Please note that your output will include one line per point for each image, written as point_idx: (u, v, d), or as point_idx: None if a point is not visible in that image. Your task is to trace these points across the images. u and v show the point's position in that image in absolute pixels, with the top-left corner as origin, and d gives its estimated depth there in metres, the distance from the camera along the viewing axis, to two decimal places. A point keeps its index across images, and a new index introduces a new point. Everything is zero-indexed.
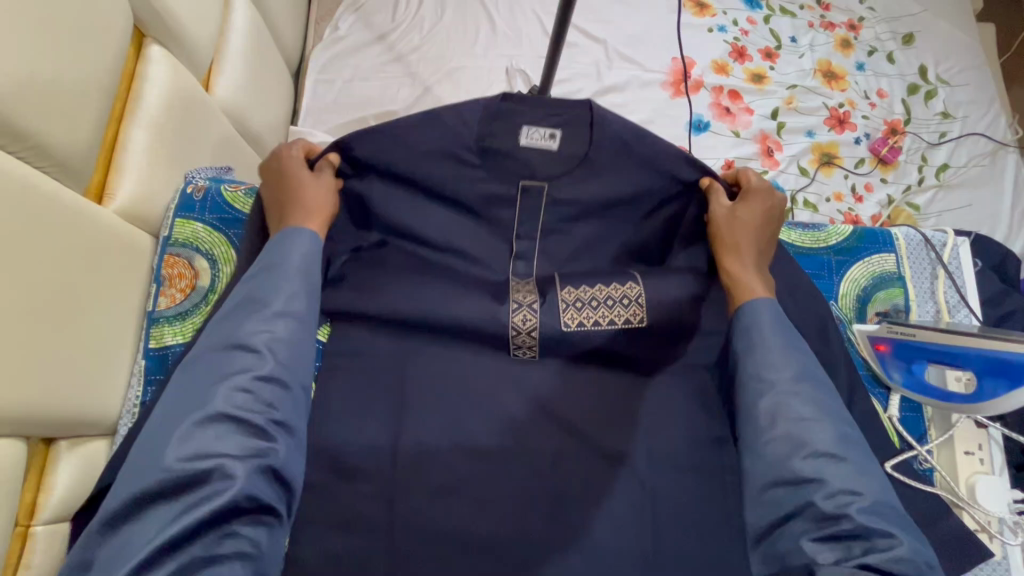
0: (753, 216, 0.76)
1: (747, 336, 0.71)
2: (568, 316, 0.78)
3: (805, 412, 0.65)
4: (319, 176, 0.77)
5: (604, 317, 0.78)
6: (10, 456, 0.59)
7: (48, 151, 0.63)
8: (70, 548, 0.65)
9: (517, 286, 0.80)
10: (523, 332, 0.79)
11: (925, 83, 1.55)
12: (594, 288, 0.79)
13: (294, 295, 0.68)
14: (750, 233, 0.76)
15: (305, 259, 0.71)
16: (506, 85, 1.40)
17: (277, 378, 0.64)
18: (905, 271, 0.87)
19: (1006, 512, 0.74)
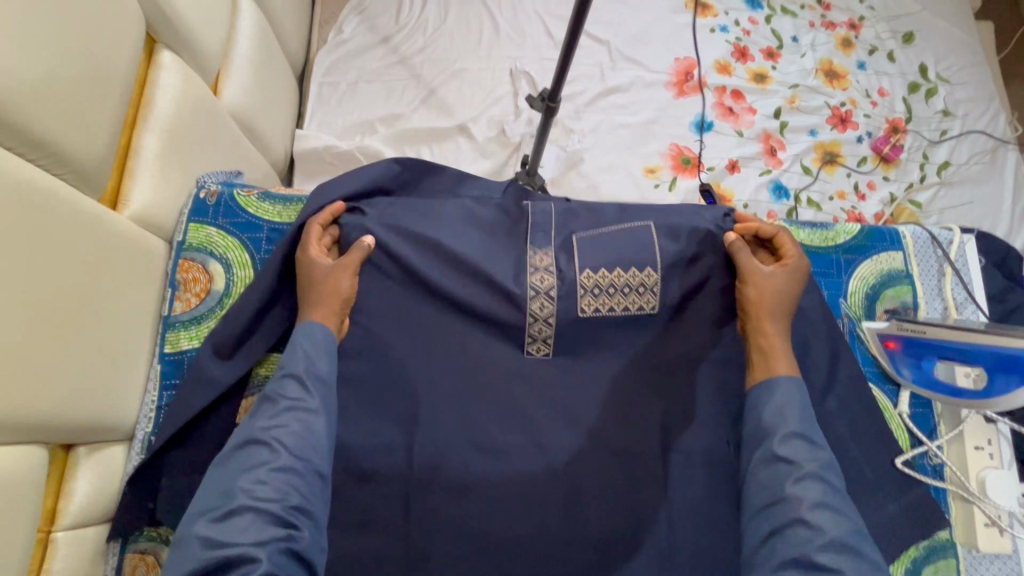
0: (785, 287, 0.78)
1: (780, 413, 0.72)
2: (583, 303, 0.80)
3: (816, 464, 0.68)
4: (337, 273, 0.78)
5: (619, 304, 0.80)
6: (32, 462, 0.59)
7: (66, 159, 0.63)
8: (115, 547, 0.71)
9: (534, 270, 0.81)
10: (539, 323, 0.80)
11: (925, 81, 1.56)
12: (613, 275, 0.80)
13: (312, 362, 0.72)
14: (780, 306, 0.78)
15: (313, 354, 0.72)
16: (510, 87, 1.41)
17: (291, 466, 0.65)
18: (912, 268, 0.88)
19: (1017, 506, 0.75)
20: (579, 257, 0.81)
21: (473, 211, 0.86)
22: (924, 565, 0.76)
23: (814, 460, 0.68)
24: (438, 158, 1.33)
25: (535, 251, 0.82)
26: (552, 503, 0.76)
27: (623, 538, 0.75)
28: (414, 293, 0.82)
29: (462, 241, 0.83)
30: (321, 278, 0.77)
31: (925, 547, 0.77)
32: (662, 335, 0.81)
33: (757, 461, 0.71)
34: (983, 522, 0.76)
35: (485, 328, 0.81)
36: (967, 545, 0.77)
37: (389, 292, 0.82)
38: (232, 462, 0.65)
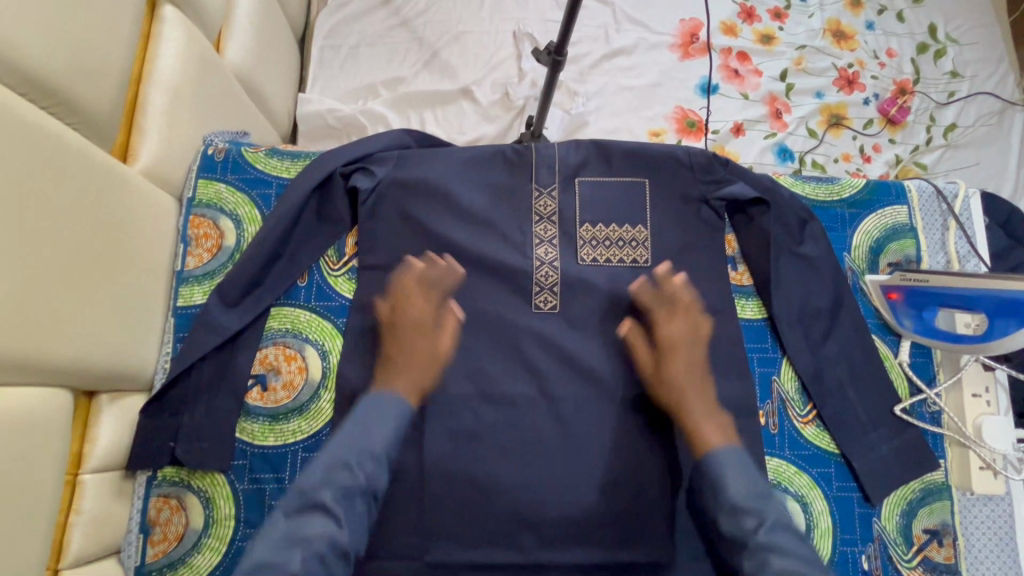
0: (685, 377, 0.74)
1: (716, 492, 0.66)
2: (583, 252, 0.83)
3: (757, 527, 0.61)
4: (438, 338, 0.75)
5: (615, 255, 0.83)
6: (55, 406, 0.61)
7: (76, 107, 0.63)
8: (144, 489, 0.73)
9: (539, 218, 0.84)
10: (545, 267, 0.82)
11: (934, 42, 1.54)
12: (610, 228, 0.84)
13: (384, 441, 0.68)
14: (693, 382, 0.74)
15: (392, 439, 0.68)
16: (514, 50, 1.40)
17: (342, 536, 0.60)
18: (917, 222, 0.88)
19: (1011, 449, 0.77)
20: (582, 207, 0.84)
21: (480, 166, 0.86)
22: (919, 506, 0.79)
23: (762, 526, 0.62)
24: (442, 122, 1.33)
25: (542, 192, 0.85)
26: (559, 449, 0.78)
27: (629, 483, 0.78)
28: (423, 248, 0.83)
29: (468, 198, 0.84)
30: (406, 349, 0.74)
31: (921, 489, 0.80)
32: None
33: (727, 549, 0.66)
34: (977, 466, 0.78)
35: (492, 282, 0.82)
36: (962, 488, 0.79)
37: (398, 246, 0.83)
38: (294, 512, 0.60)
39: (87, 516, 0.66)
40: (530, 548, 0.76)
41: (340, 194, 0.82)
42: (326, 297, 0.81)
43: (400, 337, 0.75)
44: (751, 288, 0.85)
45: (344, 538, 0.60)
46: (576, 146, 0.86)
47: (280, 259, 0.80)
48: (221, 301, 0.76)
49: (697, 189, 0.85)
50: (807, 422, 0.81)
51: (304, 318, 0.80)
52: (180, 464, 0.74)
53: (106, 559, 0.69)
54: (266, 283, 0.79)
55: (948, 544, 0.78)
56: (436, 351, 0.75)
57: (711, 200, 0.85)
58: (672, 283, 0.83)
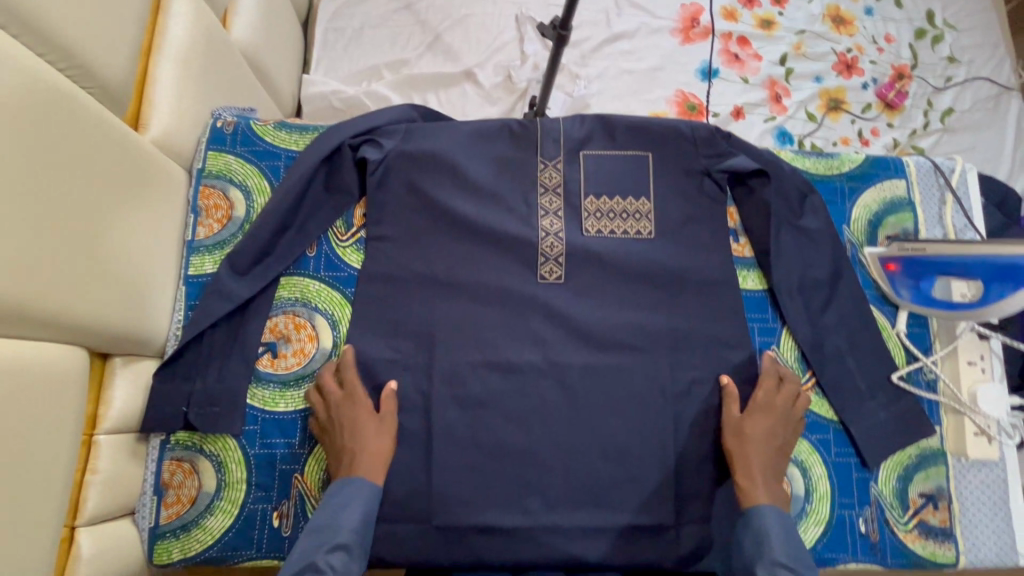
0: (760, 433, 0.76)
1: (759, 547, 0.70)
2: (588, 224, 0.84)
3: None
4: (382, 423, 0.75)
5: (619, 227, 0.85)
6: (73, 365, 0.62)
7: (92, 72, 0.64)
8: (158, 453, 0.75)
9: (544, 191, 0.85)
10: (550, 238, 0.84)
11: (932, 28, 1.55)
12: (614, 200, 0.85)
13: (358, 529, 0.68)
14: (759, 448, 0.75)
15: (362, 523, 0.69)
16: (516, 34, 1.41)
17: None
18: (915, 196, 0.90)
19: (1004, 415, 0.80)
20: (587, 180, 0.86)
21: (486, 139, 0.87)
22: (915, 472, 0.81)
23: None
24: (445, 104, 1.34)
25: (547, 165, 0.86)
26: (564, 416, 0.80)
27: (633, 448, 0.80)
28: (430, 220, 0.84)
29: (474, 171, 0.85)
30: (357, 440, 0.73)
31: (917, 455, 0.81)
32: (670, 260, 0.84)
33: None
34: (971, 431, 0.80)
35: (498, 253, 0.84)
36: (957, 454, 0.81)
37: (405, 218, 0.84)
38: None
39: (102, 476, 0.67)
40: (536, 513, 0.77)
41: (348, 164, 0.83)
42: (335, 267, 0.83)
43: (345, 428, 0.73)
44: (752, 260, 0.87)
45: None
46: (580, 121, 0.88)
47: (289, 229, 0.81)
48: (231, 269, 0.78)
49: (699, 163, 0.86)
50: (807, 390, 0.83)
51: (314, 288, 0.82)
52: (192, 429, 0.75)
53: (121, 519, 0.71)
54: (276, 252, 0.80)
55: (943, 508, 0.80)
56: (382, 427, 0.75)
57: (713, 173, 0.86)
58: (675, 255, 0.84)
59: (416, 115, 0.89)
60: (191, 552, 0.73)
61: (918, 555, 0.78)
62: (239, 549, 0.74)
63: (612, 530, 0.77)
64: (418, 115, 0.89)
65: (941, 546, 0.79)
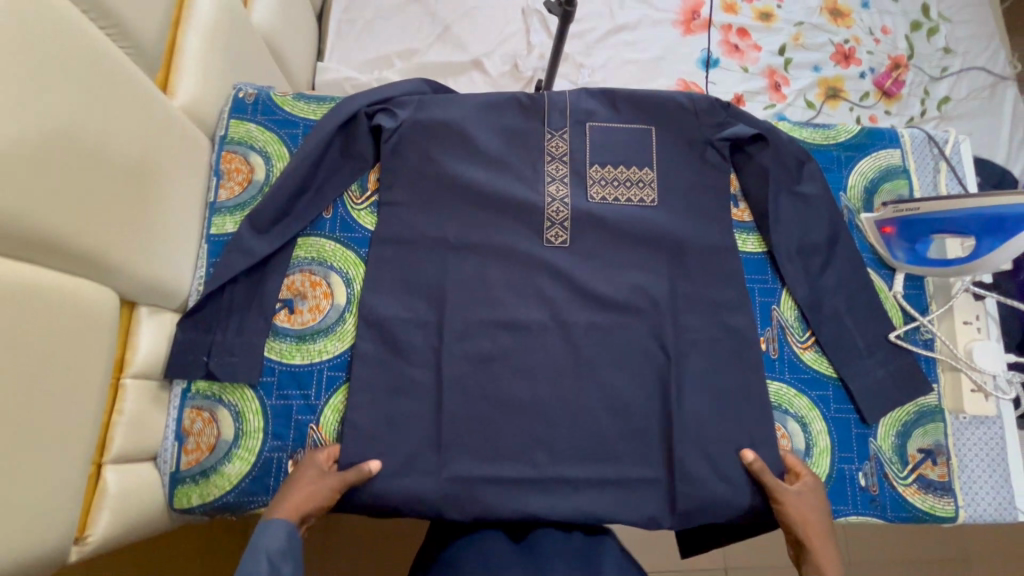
0: (813, 508, 0.74)
1: None
2: (593, 190, 0.88)
3: None
4: (323, 480, 0.72)
5: (624, 196, 0.88)
6: (105, 305, 0.66)
7: (126, 32, 0.69)
8: (178, 402, 0.78)
9: (551, 158, 0.89)
10: (556, 203, 0.87)
11: (927, 20, 1.59)
12: (618, 168, 0.89)
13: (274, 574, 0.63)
14: (821, 524, 0.73)
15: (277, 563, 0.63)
16: (523, 25, 1.46)
17: None
18: (910, 164, 0.93)
19: (1001, 371, 0.81)
20: (591, 149, 0.89)
21: (495, 109, 0.91)
22: (914, 428, 0.83)
23: None
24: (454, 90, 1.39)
25: (554, 134, 0.90)
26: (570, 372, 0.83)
27: (637, 403, 0.82)
28: (441, 185, 0.88)
29: (484, 139, 0.89)
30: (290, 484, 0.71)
31: (916, 412, 0.83)
32: (671, 223, 0.87)
33: None
34: (969, 388, 0.82)
35: (506, 217, 0.87)
36: (955, 411, 0.83)
37: (417, 183, 0.88)
38: None
39: (128, 417, 0.70)
40: (543, 464, 0.80)
41: (364, 131, 0.87)
42: (350, 228, 0.86)
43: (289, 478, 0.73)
44: (751, 225, 0.90)
45: None
46: (585, 93, 0.91)
47: (306, 192, 0.85)
48: (252, 227, 0.81)
49: (700, 132, 0.90)
50: (807, 348, 0.85)
51: (330, 248, 0.85)
52: (213, 378, 0.79)
53: (144, 463, 0.75)
54: (294, 214, 0.84)
55: (942, 463, 0.82)
56: (316, 479, 0.72)
57: (715, 142, 0.89)
58: (676, 218, 0.87)
59: (428, 87, 0.93)
60: (210, 496, 0.76)
61: (918, 509, 0.80)
62: (255, 495, 0.77)
63: (617, 482, 0.79)
64: (430, 87, 0.93)
65: (940, 500, 0.80)
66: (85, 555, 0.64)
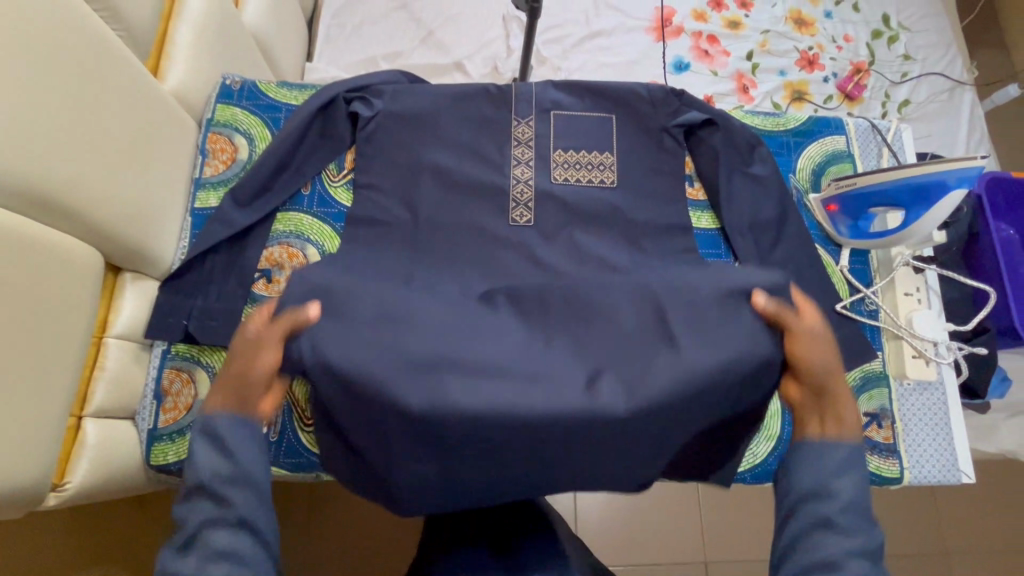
0: (824, 339, 0.61)
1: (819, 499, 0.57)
2: (556, 173, 0.94)
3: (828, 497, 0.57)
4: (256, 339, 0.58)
5: (585, 177, 0.94)
6: (90, 263, 0.70)
7: (119, 16, 0.76)
8: (158, 365, 0.82)
9: (518, 143, 0.95)
10: (521, 185, 0.93)
11: (887, 29, 1.68)
12: (580, 153, 0.94)
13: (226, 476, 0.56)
14: (822, 347, 0.61)
15: (233, 465, 0.56)
16: (502, 31, 1.53)
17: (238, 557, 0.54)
18: (854, 150, 0.99)
19: (939, 338, 0.86)
20: (555, 134, 0.95)
21: (465, 96, 0.97)
22: (860, 393, 0.87)
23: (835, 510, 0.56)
24: None
25: (520, 121, 0.96)
26: None
27: None
28: (414, 165, 0.93)
29: (455, 124, 0.95)
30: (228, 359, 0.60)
31: (862, 377, 0.88)
32: (630, 202, 0.93)
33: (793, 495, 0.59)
34: (911, 355, 0.87)
35: (474, 197, 0.93)
36: (898, 378, 0.88)
37: (391, 164, 0.93)
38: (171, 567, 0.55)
39: (109, 373, 0.74)
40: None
41: (341, 114, 0.93)
42: (327, 204, 0.92)
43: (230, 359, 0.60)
44: (705, 203, 0.96)
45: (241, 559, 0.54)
46: (550, 84, 0.98)
47: (286, 170, 0.90)
48: (234, 200, 0.86)
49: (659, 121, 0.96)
50: None
51: (307, 222, 0.90)
52: (191, 342, 0.83)
53: (123, 421, 0.79)
54: (274, 190, 0.89)
55: (887, 427, 0.86)
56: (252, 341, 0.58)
57: (670, 130, 0.95)
58: (634, 197, 0.93)
59: (403, 77, 0.99)
60: (185, 454, 0.80)
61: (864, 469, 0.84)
62: None
63: None
64: (405, 77, 1.00)
65: (886, 461, 0.84)
66: (63, 500, 0.67)
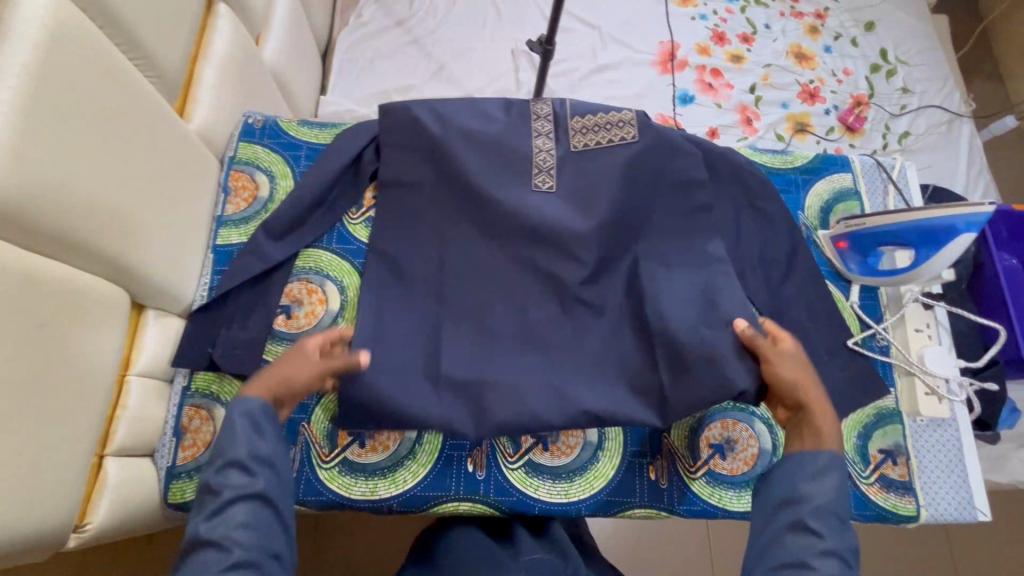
0: (799, 367, 0.77)
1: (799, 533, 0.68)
2: (575, 141, 0.93)
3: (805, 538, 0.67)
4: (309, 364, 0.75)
5: (604, 139, 0.92)
6: (118, 305, 0.72)
7: (152, 63, 0.79)
8: (176, 403, 0.83)
9: (538, 171, 0.92)
10: (542, 155, 0.92)
11: (885, 63, 1.72)
12: (596, 116, 0.94)
13: (253, 447, 0.69)
14: (800, 375, 0.77)
15: (251, 436, 0.69)
16: (512, 65, 1.58)
17: (256, 541, 0.65)
18: (861, 187, 1.01)
19: (951, 374, 0.87)
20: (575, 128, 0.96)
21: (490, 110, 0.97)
22: (874, 429, 0.88)
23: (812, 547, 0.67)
24: None
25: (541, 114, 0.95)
26: None
27: None
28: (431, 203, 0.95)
29: None
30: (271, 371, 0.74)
31: (875, 413, 0.89)
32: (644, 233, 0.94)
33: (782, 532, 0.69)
34: (924, 391, 0.88)
35: None
36: (912, 415, 0.88)
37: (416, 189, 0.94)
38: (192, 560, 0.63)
39: (131, 412, 0.75)
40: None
41: (367, 167, 0.93)
42: (346, 241, 0.93)
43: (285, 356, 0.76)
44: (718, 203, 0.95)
45: (253, 550, 0.64)
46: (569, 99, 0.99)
47: (320, 207, 0.92)
48: (267, 234, 0.88)
49: (687, 145, 0.92)
50: None
51: (326, 258, 0.92)
52: (213, 372, 0.84)
53: (143, 458, 0.79)
54: (301, 227, 0.91)
55: (902, 463, 0.86)
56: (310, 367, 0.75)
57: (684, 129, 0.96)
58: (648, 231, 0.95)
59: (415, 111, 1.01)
60: None
61: (880, 507, 0.84)
62: None
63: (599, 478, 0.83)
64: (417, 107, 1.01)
65: (901, 499, 0.85)
66: (83, 541, 0.67)
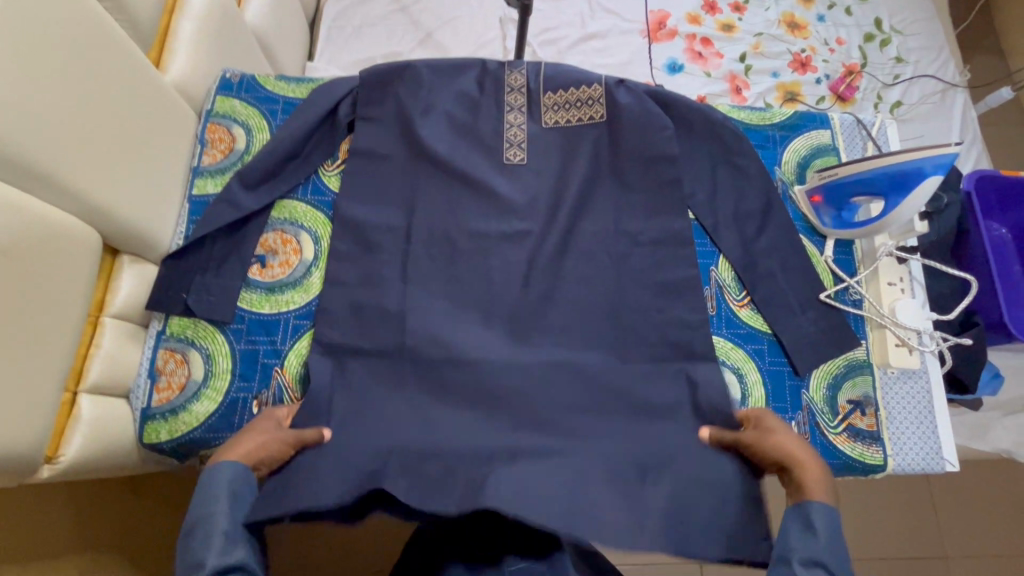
0: (781, 433, 0.72)
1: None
2: (546, 116, 0.93)
3: None
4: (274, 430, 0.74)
5: (576, 116, 0.93)
6: (90, 244, 0.73)
7: (122, 7, 0.79)
8: (151, 347, 0.85)
9: (509, 145, 0.93)
10: (513, 129, 0.93)
11: (880, 32, 1.70)
12: (569, 92, 0.93)
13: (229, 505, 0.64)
14: (786, 439, 0.71)
15: (233, 492, 0.65)
16: (499, 32, 1.57)
17: None
18: (839, 143, 1.01)
19: (922, 326, 0.87)
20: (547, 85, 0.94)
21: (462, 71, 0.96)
22: (843, 380, 0.88)
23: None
24: None
25: (512, 87, 0.94)
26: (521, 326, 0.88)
27: (581, 357, 0.85)
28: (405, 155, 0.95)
29: None
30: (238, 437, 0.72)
31: (845, 365, 0.89)
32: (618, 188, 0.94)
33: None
34: (895, 343, 0.88)
35: None
36: (882, 366, 0.89)
37: (389, 139, 0.93)
38: None
39: (104, 351, 0.77)
40: (502, 426, 0.82)
41: (344, 121, 0.94)
42: (321, 192, 0.94)
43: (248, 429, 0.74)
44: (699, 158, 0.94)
45: None
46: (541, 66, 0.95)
47: (296, 158, 0.93)
48: (241, 184, 0.89)
49: (662, 116, 0.91)
50: (742, 306, 0.90)
51: (301, 209, 0.92)
52: (188, 318, 0.86)
53: (117, 399, 0.81)
54: (277, 179, 0.91)
55: (871, 414, 0.86)
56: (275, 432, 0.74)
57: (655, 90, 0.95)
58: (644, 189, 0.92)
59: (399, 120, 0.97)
60: (177, 433, 0.82)
61: (848, 456, 0.84)
62: (220, 432, 0.82)
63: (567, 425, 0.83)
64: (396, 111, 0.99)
65: (869, 449, 0.85)
66: (57, 472, 0.69)
